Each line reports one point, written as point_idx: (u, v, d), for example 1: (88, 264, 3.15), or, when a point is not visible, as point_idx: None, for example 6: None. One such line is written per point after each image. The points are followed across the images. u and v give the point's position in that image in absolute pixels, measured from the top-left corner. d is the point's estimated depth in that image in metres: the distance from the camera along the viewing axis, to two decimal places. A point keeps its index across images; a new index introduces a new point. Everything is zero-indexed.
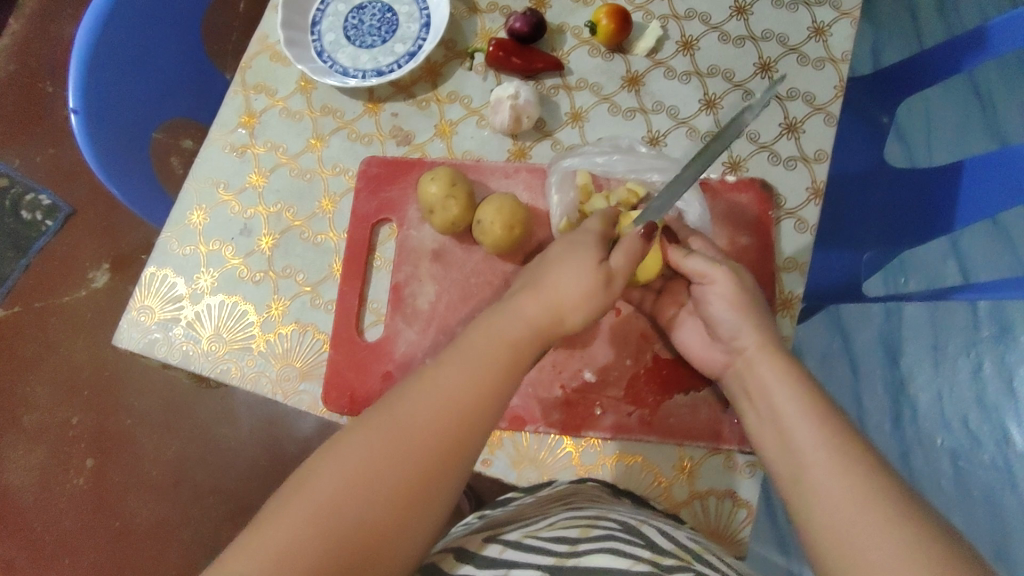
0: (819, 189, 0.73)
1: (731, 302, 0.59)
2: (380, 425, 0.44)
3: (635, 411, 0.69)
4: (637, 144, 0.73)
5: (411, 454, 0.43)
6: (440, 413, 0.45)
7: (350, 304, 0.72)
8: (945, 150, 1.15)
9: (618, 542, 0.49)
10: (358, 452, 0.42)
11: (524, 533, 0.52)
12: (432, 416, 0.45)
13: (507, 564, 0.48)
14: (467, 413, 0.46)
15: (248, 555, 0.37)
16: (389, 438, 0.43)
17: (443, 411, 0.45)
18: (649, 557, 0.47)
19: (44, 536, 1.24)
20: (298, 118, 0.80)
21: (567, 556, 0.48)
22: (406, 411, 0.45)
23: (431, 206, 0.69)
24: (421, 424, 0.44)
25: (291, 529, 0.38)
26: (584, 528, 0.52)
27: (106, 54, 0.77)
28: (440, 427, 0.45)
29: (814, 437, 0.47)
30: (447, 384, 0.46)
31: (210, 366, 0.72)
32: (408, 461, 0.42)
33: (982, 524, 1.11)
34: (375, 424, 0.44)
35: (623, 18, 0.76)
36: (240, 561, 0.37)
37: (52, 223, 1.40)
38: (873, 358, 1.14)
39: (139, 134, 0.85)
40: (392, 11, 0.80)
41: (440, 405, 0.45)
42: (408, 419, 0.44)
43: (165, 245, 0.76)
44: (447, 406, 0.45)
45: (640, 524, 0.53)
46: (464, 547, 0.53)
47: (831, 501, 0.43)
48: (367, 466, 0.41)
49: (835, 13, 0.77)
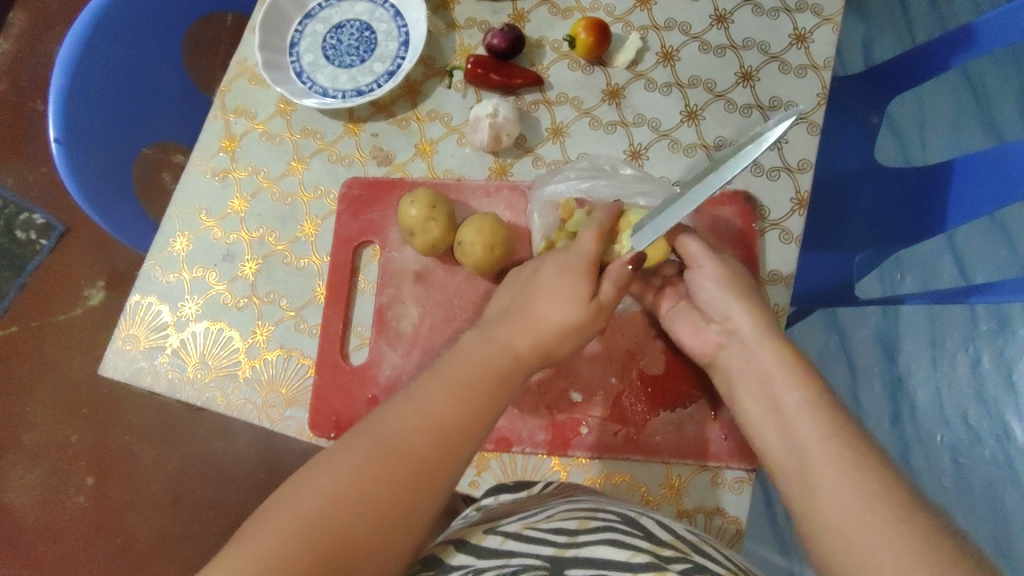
0: (804, 199, 0.72)
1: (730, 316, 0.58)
2: (371, 436, 0.44)
3: (621, 430, 0.68)
4: (620, 167, 0.71)
5: (397, 470, 0.43)
6: (427, 432, 0.45)
7: (335, 329, 0.72)
8: (939, 148, 1.13)
9: (617, 533, 0.49)
10: (350, 456, 0.43)
11: (523, 523, 0.52)
12: (421, 431, 0.45)
13: (507, 554, 0.49)
14: (457, 428, 0.46)
15: (227, 566, 0.37)
16: (379, 449, 0.44)
17: (429, 426, 0.45)
18: (647, 548, 0.47)
19: (47, 555, 1.25)
20: (278, 141, 0.80)
21: (567, 546, 0.49)
22: (393, 426, 0.45)
23: (411, 228, 0.69)
24: (408, 438, 0.44)
25: (273, 540, 0.38)
26: (582, 519, 0.51)
27: (84, 82, 0.78)
28: (426, 441, 0.45)
29: (816, 437, 0.46)
30: (430, 400, 0.47)
31: (196, 394, 0.72)
32: (395, 475, 0.43)
33: (986, 520, 1.10)
34: (363, 438, 0.44)
35: (601, 31, 0.75)
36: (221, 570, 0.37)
37: (46, 242, 1.40)
38: (872, 356, 1.12)
39: (123, 159, 0.85)
40: (370, 29, 0.79)
41: (427, 420, 0.46)
42: (396, 435, 0.44)
43: (148, 273, 0.76)
44: (433, 423, 0.45)
45: (638, 515, 0.53)
46: (464, 536, 0.52)
47: (837, 499, 0.42)
48: (354, 477, 0.42)
49: (816, 19, 0.77)
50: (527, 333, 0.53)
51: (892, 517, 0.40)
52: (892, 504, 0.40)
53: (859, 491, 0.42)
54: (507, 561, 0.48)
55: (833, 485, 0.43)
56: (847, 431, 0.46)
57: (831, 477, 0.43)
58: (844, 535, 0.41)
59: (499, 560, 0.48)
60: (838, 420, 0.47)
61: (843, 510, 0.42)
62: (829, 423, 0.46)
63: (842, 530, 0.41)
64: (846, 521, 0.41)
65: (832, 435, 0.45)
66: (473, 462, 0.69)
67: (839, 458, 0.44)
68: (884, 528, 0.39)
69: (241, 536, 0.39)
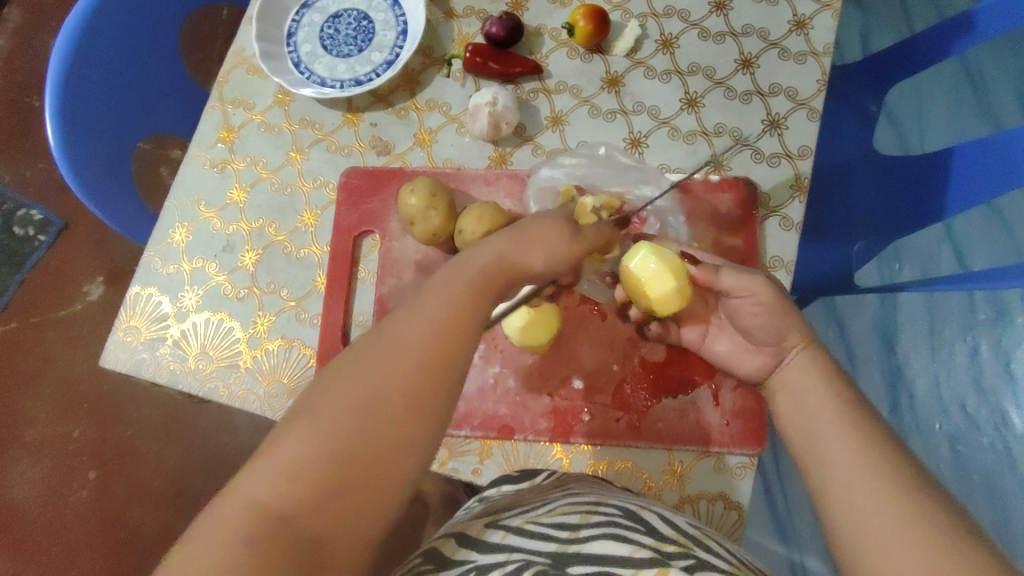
0: (804, 185, 0.72)
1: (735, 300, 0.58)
2: (382, 331, 0.41)
3: (623, 417, 0.68)
4: (618, 154, 0.72)
5: (406, 372, 0.39)
6: (440, 319, 0.42)
7: (336, 319, 0.72)
8: (937, 137, 1.13)
9: (620, 528, 0.48)
10: (365, 354, 0.40)
11: (525, 517, 0.52)
12: (423, 333, 0.41)
13: (508, 549, 0.49)
14: (470, 315, 0.43)
15: (253, 478, 0.35)
16: (392, 342, 0.40)
17: (440, 315, 0.42)
18: (649, 544, 0.47)
19: (49, 550, 1.25)
20: (277, 132, 0.80)
21: (569, 542, 0.48)
22: (404, 320, 0.42)
23: (411, 217, 0.69)
24: (411, 341, 0.41)
25: (294, 447, 0.36)
26: (584, 514, 0.51)
27: (81, 75, 0.77)
28: (440, 328, 0.42)
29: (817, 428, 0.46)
30: (441, 296, 0.44)
31: (197, 385, 0.72)
32: (411, 363, 0.40)
33: (984, 506, 1.11)
34: (375, 335, 0.41)
35: (601, 18, 0.75)
36: (248, 484, 0.35)
37: (45, 238, 1.40)
38: (869, 344, 1.13)
39: (120, 152, 0.84)
40: (368, 19, 0.79)
41: (440, 310, 0.42)
42: (408, 326, 0.41)
43: (148, 264, 0.76)
44: (444, 313, 0.42)
45: (640, 509, 0.53)
46: (465, 530, 0.53)
47: (841, 495, 0.42)
48: (369, 371, 0.39)
49: (815, 5, 0.76)
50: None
51: (898, 498, 0.40)
52: (900, 489, 0.41)
53: (866, 478, 0.42)
54: (509, 557, 0.48)
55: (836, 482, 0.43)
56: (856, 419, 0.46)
57: (839, 466, 0.43)
58: (853, 523, 0.41)
59: (500, 553, 0.48)
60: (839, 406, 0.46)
61: (845, 498, 0.42)
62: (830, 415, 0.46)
63: (852, 518, 0.41)
64: (854, 509, 0.41)
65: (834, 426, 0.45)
66: (475, 450, 0.69)
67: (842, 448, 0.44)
68: (891, 510, 0.40)
69: (260, 451, 0.37)
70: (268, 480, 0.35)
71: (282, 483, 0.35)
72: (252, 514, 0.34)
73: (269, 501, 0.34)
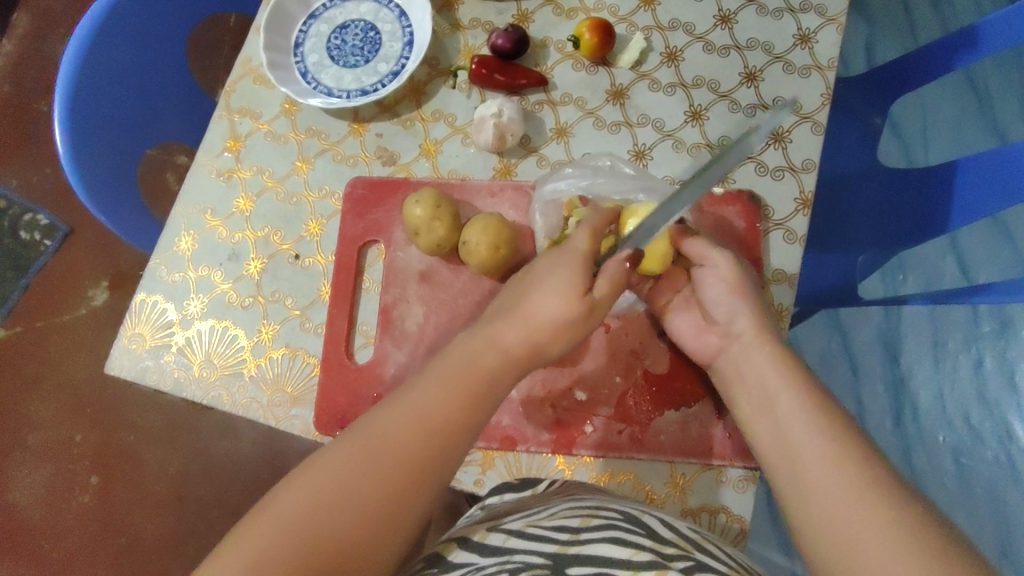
0: (808, 199, 0.73)
1: (736, 314, 0.59)
2: (432, 374, 0.50)
3: (625, 429, 0.68)
4: (621, 165, 0.72)
5: (443, 408, 0.47)
6: (477, 367, 0.51)
7: (340, 328, 0.72)
8: (940, 148, 1.13)
9: (621, 532, 0.49)
10: (417, 390, 0.48)
11: (526, 520, 0.52)
12: (446, 395, 0.48)
13: (508, 552, 0.49)
14: (501, 367, 0.52)
15: (311, 479, 0.42)
16: (439, 381, 0.49)
17: (478, 362, 0.51)
18: (649, 546, 0.47)
19: (50, 554, 1.25)
20: (284, 141, 0.80)
21: (569, 543, 0.49)
22: (449, 363, 0.51)
23: (416, 228, 0.69)
24: (471, 371, 0.50)
25: (350, 460, 0.44)
26: (585, 517, 0.51)
27: (89, 84, 0.78)
28: (476, 374, 0.50)
29: (814, 442, 0.46)
30: (484, 349, 0.52)
31: (201, 393, 0.72)
32: (452, 401, 0.48)
33: (987, 519, 1.10)
34: (432, 373, 0.50)
35: (606, 32, 0.76)
36: (306, 483, 0.42)
37: (50, 242, 1.41)
38: (873, 356, 1.12)
39: (126, 160, 0.85)
40: (375, 30, 0.79)
41: (477, 359, 0.51)
42: (456, 367, 0.50)
43: (154, 272, 0.77)
44: (484, 363, 0.51)
45: (641, 513, 0.53)
46: (466, 534, 0.52)
47: (839, 506, 0.42)
48: (421, 408, 0.47)
49: (820, 19, 0.77)
50: (528, 337, 0.53)
51: (893, 512, 0.40)
52: (894, 504, 0.41)
53: (852, 492, 0.42)
54: (510, 557, 0.48)
55: (832, 495, 0.43)
56: (844, 432, 0.46)
57: (826, 477, 0.44)
58: (841, 536, 0.41)
59: (500, 557, 0.49)
60: (838, 423, 0.47)
61: (843, 510, 0.42)
62: (828, 431, 0.46)
63: (840, 536, 0.41)
64: (840, 520, 0.42)
65: (832, 443, 0.45)
66: (478, 461, 0.69)
67: (841, 465, 0.44)
68: (885, 525, 0.40)
69: (318, 457, 0.44)
70: (323, 483, 0.42)
71: (333, 489, 0.42)
72: (305, 509, 0.41)
73: (320, 501, 0.41)
